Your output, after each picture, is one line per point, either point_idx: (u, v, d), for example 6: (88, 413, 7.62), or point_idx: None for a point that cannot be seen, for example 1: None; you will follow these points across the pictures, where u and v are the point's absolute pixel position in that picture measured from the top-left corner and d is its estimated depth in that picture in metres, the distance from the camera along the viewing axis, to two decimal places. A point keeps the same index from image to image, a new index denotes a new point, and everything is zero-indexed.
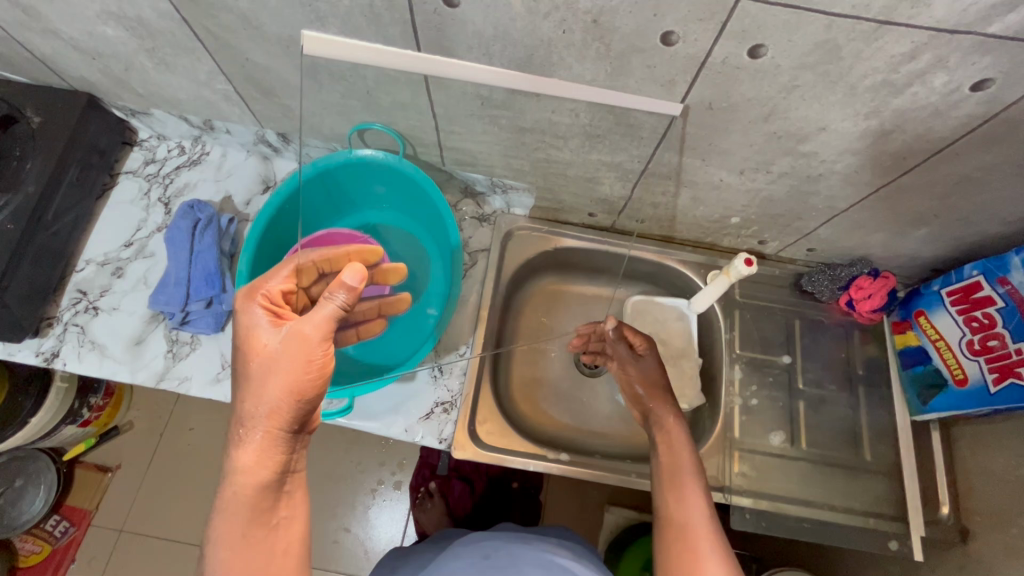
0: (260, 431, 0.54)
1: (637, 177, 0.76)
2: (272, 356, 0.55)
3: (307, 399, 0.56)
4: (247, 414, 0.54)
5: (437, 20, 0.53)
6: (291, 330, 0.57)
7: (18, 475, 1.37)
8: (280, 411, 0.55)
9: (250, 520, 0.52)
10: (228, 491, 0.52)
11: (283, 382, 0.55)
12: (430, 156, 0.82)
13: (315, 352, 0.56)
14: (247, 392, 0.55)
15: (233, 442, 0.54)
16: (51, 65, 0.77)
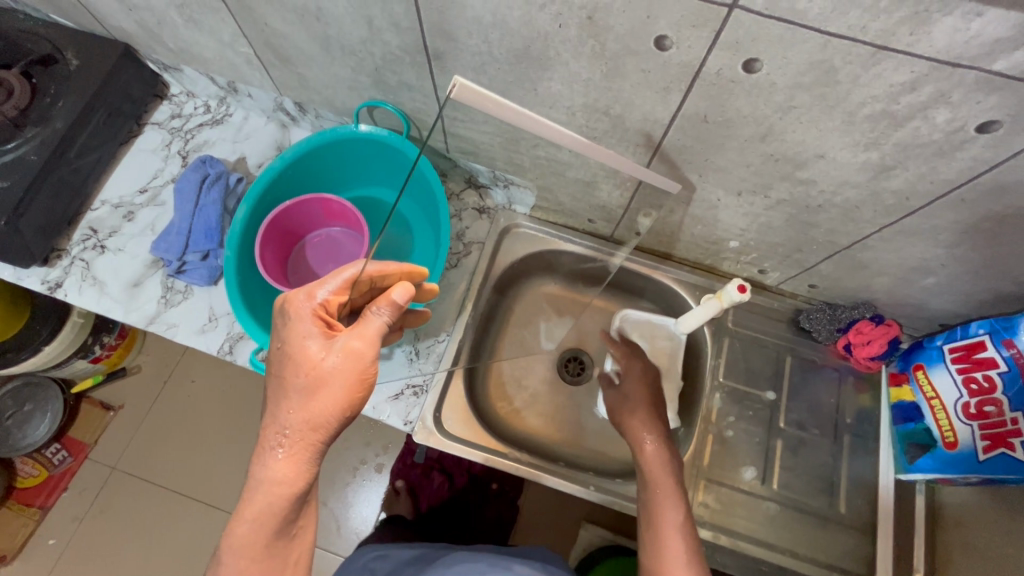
0: (296, 445, 0.54)
1: (635, 187, 0.75)
2: (324, 372, 0.55)
3: (350, 415, 0.57)
4: (289, 425, 0.54)
5: (439, 2, 0.54)
6: (345, 346, 0.56)
7: (27, 400, 1.47)
8: (321, 428, 0.54)
9: (276, 532, 0.53)
10: (259, 499, 0.52)
11: (332, 402, 0.54)
12: (436, 142, 0.81)
13: (364, 373, 0.56)
14: (291, 403, 0.54)
15: (265, 450, 0.54)
16: (95, 13, 0.82)
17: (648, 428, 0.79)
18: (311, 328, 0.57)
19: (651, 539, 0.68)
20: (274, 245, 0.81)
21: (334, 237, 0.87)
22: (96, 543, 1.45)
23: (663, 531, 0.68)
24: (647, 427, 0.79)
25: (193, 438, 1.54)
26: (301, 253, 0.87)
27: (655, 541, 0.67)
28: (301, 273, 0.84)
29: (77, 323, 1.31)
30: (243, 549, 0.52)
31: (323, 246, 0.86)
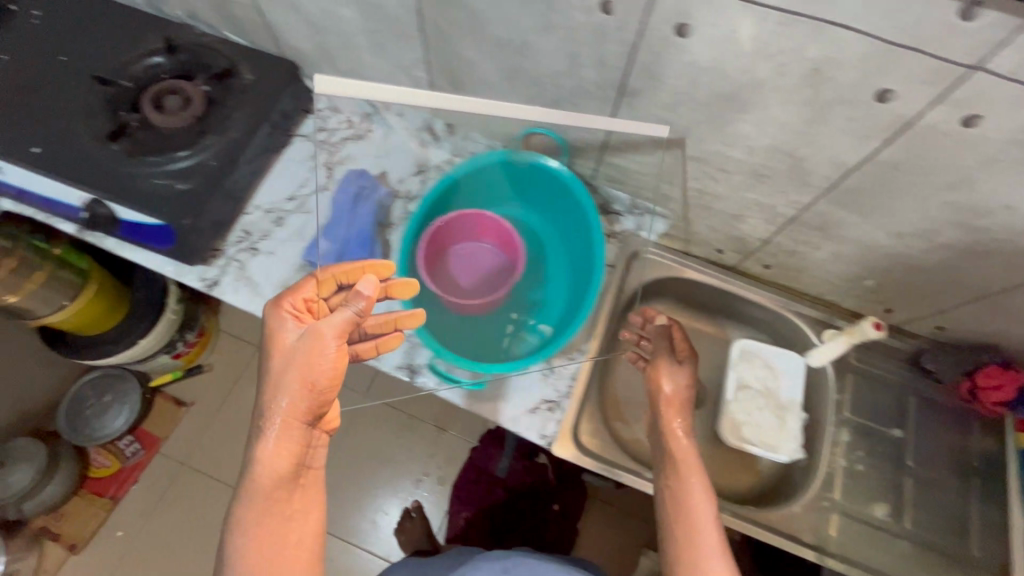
0: (277, 425, 0.64)
1: (785, 223, 0.78)
2: (291, 355, 0.65)
3: (320, 396, 0.65)
4: (276, 409, 0.64)
5: (660, 47, 0.58)
6: (310, 331, 0.66)
7: (109, 392, 1.60)
8: (302, 408, 0.65)
9: (267, 504, 0.62)
10: (252, 474, 0.63)
11: (304, 385, 0.64)
12: (584, 168, 0.88)
13: (325, 354, 0.65)
14: (271, 392, 0.65)
15: (256, 435, 0.64)
16: (275, 33, 0.88)
17: (680, 411, 0.79)
18: (284, 321, 0.67)
19: (675, 526, 0.70)
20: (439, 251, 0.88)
21: (481, 252, 0.92)
22: (160, 533, 1.54)
23: (688, 516, 0.70)
24: (681, 415, 0.79)
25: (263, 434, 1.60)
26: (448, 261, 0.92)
27: (687, 529, 0.69)
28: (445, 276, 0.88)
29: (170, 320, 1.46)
30: (240, 517, 0.62)
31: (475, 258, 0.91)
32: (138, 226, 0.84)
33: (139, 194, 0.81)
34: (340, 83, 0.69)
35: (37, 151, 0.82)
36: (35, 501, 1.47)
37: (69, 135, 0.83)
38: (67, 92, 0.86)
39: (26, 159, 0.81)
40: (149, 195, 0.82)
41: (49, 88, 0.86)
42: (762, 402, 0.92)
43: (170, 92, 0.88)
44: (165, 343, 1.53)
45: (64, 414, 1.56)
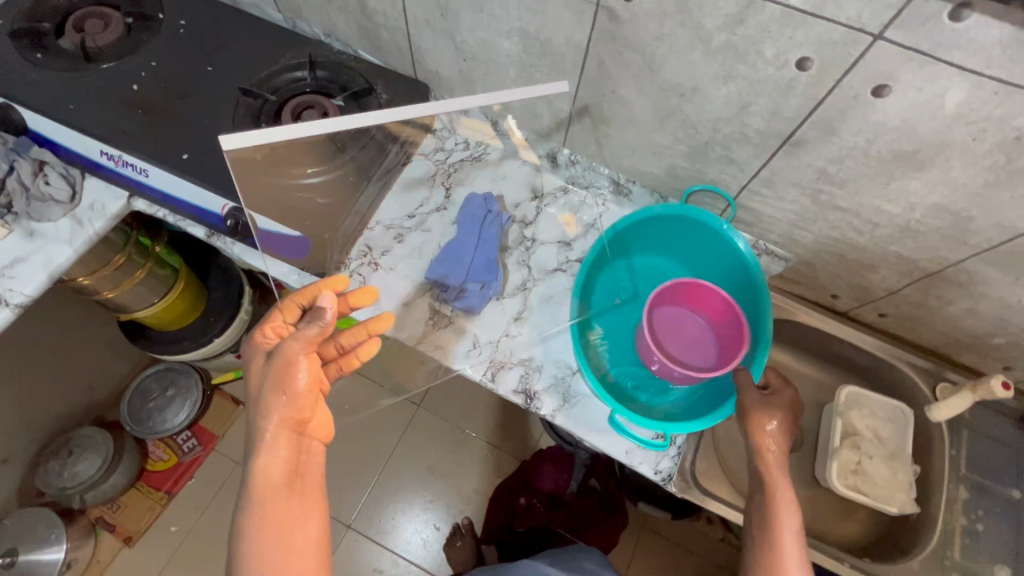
0: (272, 430, 0.64)
1: (922, 277, 0.79)
2: (266, 373, 0.65)
3: (295, 401, 0.64)
4: (263, 418, 0.64)
5: (849, 103, 0.59)
6: (281, 350, 0.64)
7: (172, 386, 1.60)
8: (288, 420, 0.65)
9: (276, 507, 0.61)
10: (260, 483, 0.62)
11: (276, 393, 0.64)
12: (715, 207, 0.88)
13: (298, 364, 0.64)
14: (255, 412, 0.65)
15: (250, 447, 0.64)
16: (415, 57, 0.90)
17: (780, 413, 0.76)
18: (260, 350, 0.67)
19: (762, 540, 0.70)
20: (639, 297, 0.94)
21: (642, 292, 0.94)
22: (215, 533, 1.55)
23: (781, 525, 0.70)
24: (772, 412, 0.75)
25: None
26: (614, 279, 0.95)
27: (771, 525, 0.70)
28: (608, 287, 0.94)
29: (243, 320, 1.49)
30: (252, 530, 0.60)
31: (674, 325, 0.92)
32: (274, 236, 0.85)
33: (280, 207, 0.83)
34: (251, 137, 0.71)
35: (186, 158, 0.85)
36: (97, 491, 1.48)
37: (216, 144, 0.86)
38: (214, 103, 0.89)
39: (178, 166, 0.84)
40: (291, 206, 0.84)
41: (198, 98, 0.90)
42: (874, 450, 0.91)
43: (307, 106, 0.90)
44: (233, 343, 1.54)
45: (129, 404, 1.56)
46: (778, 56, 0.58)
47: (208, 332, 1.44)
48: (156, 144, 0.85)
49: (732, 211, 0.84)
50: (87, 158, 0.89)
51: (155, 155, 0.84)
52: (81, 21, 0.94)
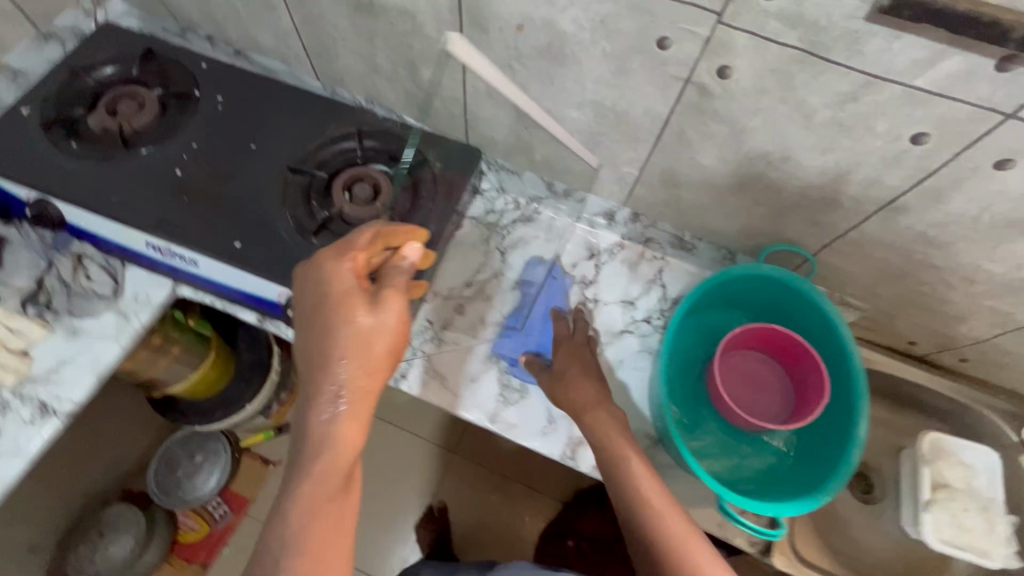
0: (353, 400, 0.58)
1: (1017, 328, 0.76)
2: (348, 331, 0.59)
3: (374, 377, 0.60)
4: (340, 385, 0.58)
5: (964, 175, 0.57)
6: (363, 326, 0.59)
7: (199, 451, 1.52)
8: (363, 379, 0.59)
9: (331, 495, 0.56)
10: (326, 461, 0.57)
11: (362, 356, 0.59)
12: (790, 264, 0.85)
13: (386, 328, 0.60)
14: (321, 370, 0.59)
15: (312, 414, 0.58)
16: (470, 124, 0.87)
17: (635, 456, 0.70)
18: (343, 275, 0.61)
19: None
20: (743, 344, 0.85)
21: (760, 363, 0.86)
22: None
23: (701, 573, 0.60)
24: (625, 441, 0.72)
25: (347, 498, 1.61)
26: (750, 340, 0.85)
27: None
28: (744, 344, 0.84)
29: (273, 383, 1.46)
30: (297, 488, 0.56)
31: (765, 394, 0.85)
32: None
33: None
34: None
35: (238, 245, 0.81)
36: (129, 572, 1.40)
37: (267, 228, 0.82)
38: (262, 184, 0.86)
39: (231, 256, 0.80)
40: None
41: (243, 178, 0.85)
42: (968, 501, 0.88)
43: (356, 180, 0.87)
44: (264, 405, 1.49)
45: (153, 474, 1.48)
46: (890, 132, 0.56)
47: (239, 400, 1.38)
48: (205, 233, 0.81)
49: (812, 267, 0.81)
50: (131, 250, 0.85)
51: (206, 246, 0.80)
52: (113, 103, 0.89)
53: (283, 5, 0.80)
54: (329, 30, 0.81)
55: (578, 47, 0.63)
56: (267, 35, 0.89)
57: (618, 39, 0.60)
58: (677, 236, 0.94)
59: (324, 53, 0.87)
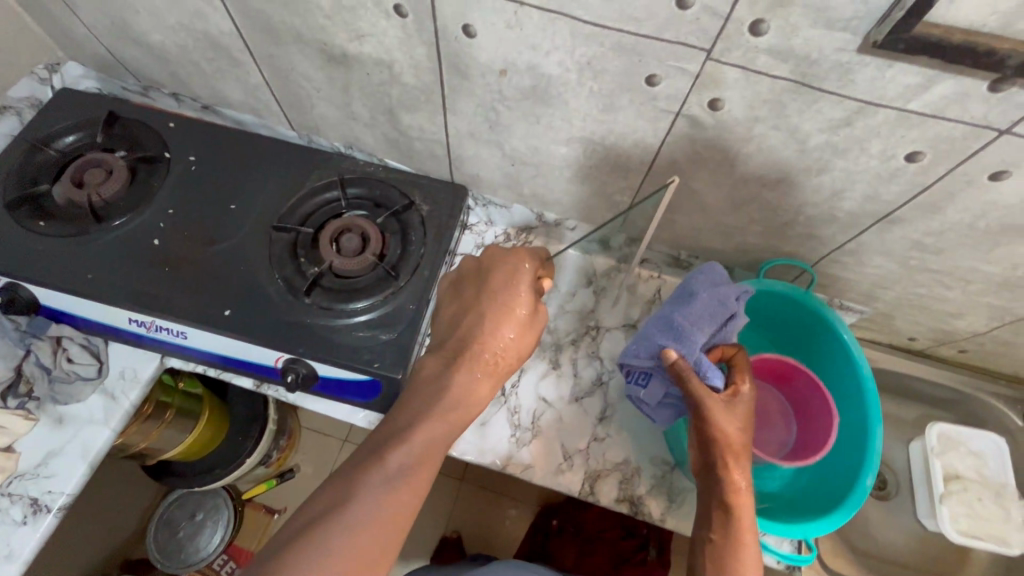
0: (490, 372, 0.66)
1: (1014, 320, 0.78)
2: (515, 315, 0.67)
3: (507, 362, 0.67)
4: (490, 354, 0.66)
5: (960, 188, 0.57)
6: (532, 315, 0.68)
7: (199, 509, 1.47)
8: (510, 358, 0.67)
9: (429, 450, 0.60)
10: (451, 413, 0.63)
11: (512, 344, 0.67)
12: (788, 275, 0.84)
13: (532, 330, 0.68)
14: (487, 332, 0.66)
15: (454, 369, 0.65)
16: (454, 163, 0.85)
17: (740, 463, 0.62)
18: (521, 270, 0.69)
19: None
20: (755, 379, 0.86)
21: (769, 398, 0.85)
22: None
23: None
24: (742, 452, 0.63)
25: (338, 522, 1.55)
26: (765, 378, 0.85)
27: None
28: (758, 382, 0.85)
29: (270, 433, 1.41)
30: (425, 422, 0.61)
31: (767, 428, 0.84)
32: (338, 381, 0.78)
33: (344, 351, 0.76)
34: None
35: (229, 313, 0.77)
36: None
37: (257, 292, 0.79)
38: (245, 245, 0.82)
39: (223, 325, 0.76)
40: (352, 351, 0.77)
41: (227, 242, 0.82)
42: (982, 490, 0.89)
43: (344, 231, 0.84)
44: (264, 456, 1.45)
45: (155, 538, 1.44)
46: (885, 151, 0.56)
47: (237, 454, 1.34)
48: (193, 303, 0.77)
49: (812, 277, 0.80)
50: (114, 329, 0.81)
51: (193, 317, 0.77)
52: (79, 173, 0.85)
53: (251, 60, 0.77)
54: (301, 82, 0.79)
55: (565, 87, 0.62)
56: (236, 90, 0.86)
57: (604, 78, 0.59)
58: (671, 255, 0.92)
59: (298, 104, 0.84)
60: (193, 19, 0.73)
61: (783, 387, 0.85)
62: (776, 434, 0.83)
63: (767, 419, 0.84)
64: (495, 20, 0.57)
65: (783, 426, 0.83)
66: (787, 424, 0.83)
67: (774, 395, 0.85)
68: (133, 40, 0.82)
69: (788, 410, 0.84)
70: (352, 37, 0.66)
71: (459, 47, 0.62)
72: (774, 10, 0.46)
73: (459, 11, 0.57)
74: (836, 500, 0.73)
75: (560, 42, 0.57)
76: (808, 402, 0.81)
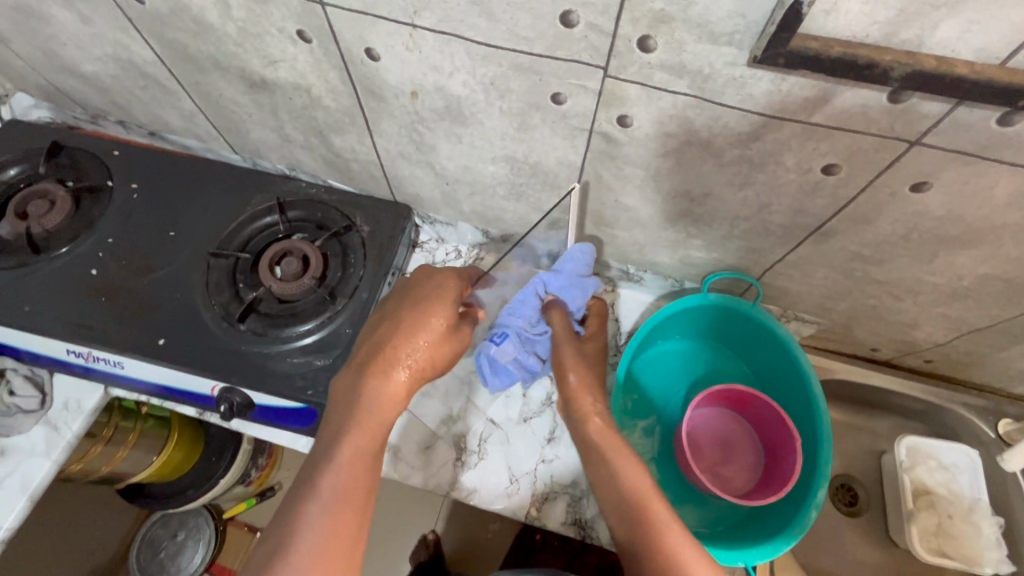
0: (406, 374, 0.61)
1: (972, 330, 0.74)
2: (429, 322, 0.63)
3: (427, 366, 0.62)
4: (403, 360, 0.61)
5: (885, 200, 0.55)
6: (449, 321, 0.64)
7: (181, 529, 1.43)
8: (428, 362, 0.62)
9: (360, 461, 0.56)
10: (373, 418, 0.58)
11: (429, 347, 0.62)
12: (738, 288, 0.82)
13: (450, 336, 0.64)
14: (402, 340, 0.62)
15: (368, 376, 0.60)
16: (393, 183, 0.84)
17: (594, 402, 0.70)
18: (439, 288, 0.67)
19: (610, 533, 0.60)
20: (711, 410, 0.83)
21: (730, 427, 0.83)
22: None
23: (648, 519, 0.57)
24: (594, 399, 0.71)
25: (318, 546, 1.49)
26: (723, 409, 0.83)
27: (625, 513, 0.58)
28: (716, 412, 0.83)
29: (246, 452, 1.34)
30: (349, 432, 0.56)
31: (733, 458, 0.81)
32: (274, 409, 0.77)
33: (277, 379, 0.75)
34: None
35: (163, 342, 0.77)
36: None
37: (192, 320, 0.79)
38: (184, 273, 0.82)
39: (156, 355, 0.76)
40: (285, 378, 0.76)
41: (165, 270, 0.82)
42: (951, 506, 0.86)
43: (284, 254, 0.83)
44: (243, 475, 1.39)
45: (137, 559, 1.40)
46: (801, 165, 0.53)
47: (210, 475, 1.28)
48: (128, 333, 0.77)
49: (758, 290, 0.78)
50: (55, 360, 0.81)
51: (127, 347, 0.76)
52: (23, 205, 0.86)
53: (180, 88, 0.77)
54: (231, 108, 0.78)
55: (475, 108, 0.61)
56: (174, 116, 0.86)
57: (511, 98, 0.57)
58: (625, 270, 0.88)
59: (234, 129, 0.84)
60: (117, 49, 0.73)
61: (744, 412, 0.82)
62: (743, 462, 0.80)
63: (732, 448, 0.82)
64: (394, 43, 0.56)
65: (750, 454, 0.81)
66: (752, 453, 0.81)
67: (741, 423, 0.83)
68: (69, 72, 0.83)
69: (755, 437, 0.81)
70: (265, 64, 0.65)
71: (366, 71, 0.61)
72: (657, 26, 0.44)
73: (357, 35, 0.56)
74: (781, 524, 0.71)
75: (460, 63, 0.55)
76: (769, 425, 0.78)
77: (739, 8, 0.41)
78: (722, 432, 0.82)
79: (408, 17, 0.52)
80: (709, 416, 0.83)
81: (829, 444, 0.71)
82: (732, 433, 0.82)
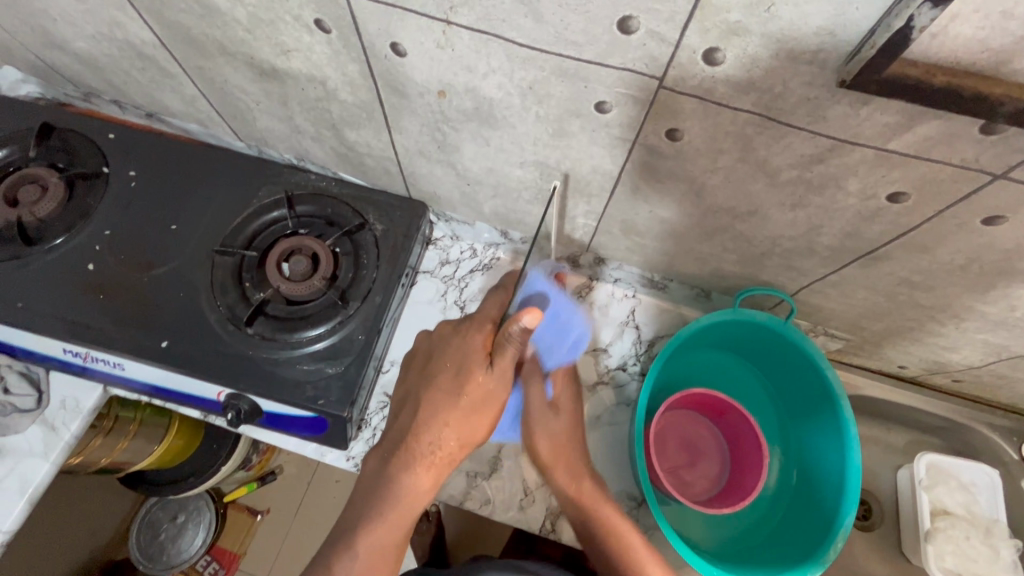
0: (432, 464, 0.62)
1: (1011, 356, 0.71)
2: (459, 404, 0.61)
3: (463, 445, 0.62)
4: (431, 447, 0.61)
5: (950, 231, 0.51)
6: (480, 398, 0.61)
7: (180, 512, 1.38)
8: (452, 446, 0.62)
9: (397, 541, 0.62)
10: (402, 506, 0.62)
11: (457, 434, 0.61)
12: (769, 302, 0.78)
13: (482, 412, 0.62)
14: (429, 424, 0.61)
15: (402, 462, 0.62)
16: (409, 179, 0.79)
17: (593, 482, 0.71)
18: (473, 355, 0.62)
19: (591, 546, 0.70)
20: (683, 416, 0.83)
21: (701, 434, 0.82)
22: None
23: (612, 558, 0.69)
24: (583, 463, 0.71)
25: (321, 529, 1.46)
26: (691, 417, 0.83)
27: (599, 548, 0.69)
28: (683, 420, 0.82)
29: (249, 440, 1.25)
30: (376, 516, 0.61)
31: (704, 463, 0.81)
32: (284, 417, 0.74)
33: (286, 386, 0.72)
34: None
35: (166, 345, 0.73)
36: None
37: (195, 321, 0.74)
38: (186, 269, 0.78)
39: (160, 359, 0.72)
40: (295, 386, 0.72)
41: (167, 267, 0.78)
42: (970, 529, 0.85)
43: (292, 252, 0.78)
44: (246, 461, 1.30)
45: (137, 538, 1.37)
46: (864, 191, 0.49)
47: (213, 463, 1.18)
48: (128, 334, 0.73)
49: (792, 307, 0.74)
50: (49, 357, 0.77)
51: (126, 349, 0.72)
52: (14, 190, 0.80)
53: (181, 72, 0.71)
54: (237, 95, 0.72)
55: (509, 112, 0.56)
56: (174, 100, 0.80)
57: (550, 104, 0.52)
58: (601, 261, 0.84)
59: (239, 116, 0.78)
60: (112, 27, 0.67)
61: (718, 420, 0.81)
62: (707, 469, 0.81)
63: (700, 453, 0.82)
64: (423, 40, 0.50)
65: (723, 461, 0.81)
66: (722, 459, 0.81)
67: (709, 428, 0.82)
68: (61, 48, 0.76)
69: (724, 443, 0.82)
70: (277, 52, 0.60)
71: (391, 66, 0.56)
72: (729, 38, 0.40)
73: (383, 28, 0.51)
74: (804, 553, 0.71)
75: (497, 65, 0.50)
76: (741, 436, 0.78)
77: (829, 25, 0.36)
78: (690, 438, 0.82)
79: (443, 13, 0.47)
80: (678, 419, 0.82)
81: (856, 469, 0.69)
82: (704, 438, 0.82)
